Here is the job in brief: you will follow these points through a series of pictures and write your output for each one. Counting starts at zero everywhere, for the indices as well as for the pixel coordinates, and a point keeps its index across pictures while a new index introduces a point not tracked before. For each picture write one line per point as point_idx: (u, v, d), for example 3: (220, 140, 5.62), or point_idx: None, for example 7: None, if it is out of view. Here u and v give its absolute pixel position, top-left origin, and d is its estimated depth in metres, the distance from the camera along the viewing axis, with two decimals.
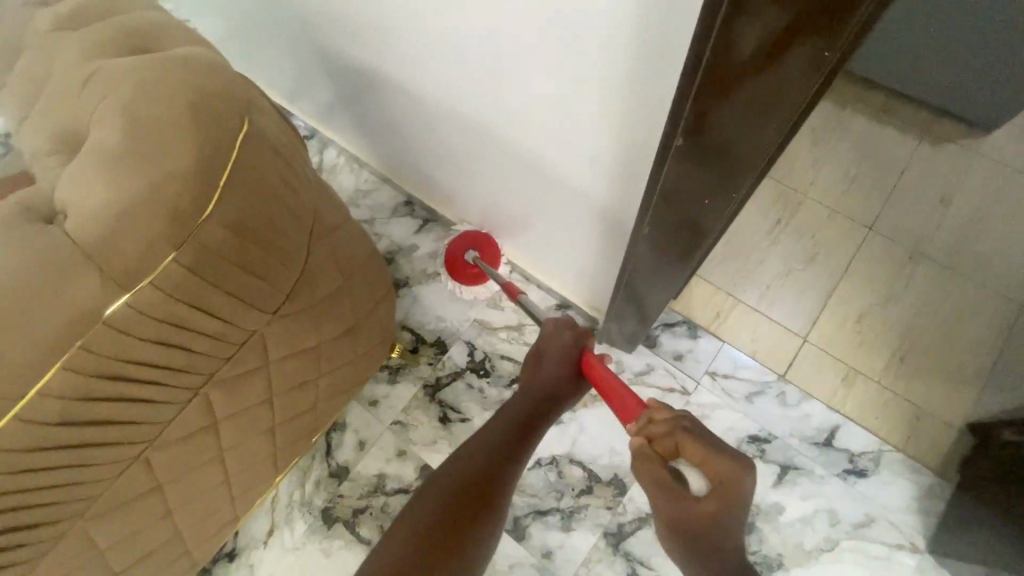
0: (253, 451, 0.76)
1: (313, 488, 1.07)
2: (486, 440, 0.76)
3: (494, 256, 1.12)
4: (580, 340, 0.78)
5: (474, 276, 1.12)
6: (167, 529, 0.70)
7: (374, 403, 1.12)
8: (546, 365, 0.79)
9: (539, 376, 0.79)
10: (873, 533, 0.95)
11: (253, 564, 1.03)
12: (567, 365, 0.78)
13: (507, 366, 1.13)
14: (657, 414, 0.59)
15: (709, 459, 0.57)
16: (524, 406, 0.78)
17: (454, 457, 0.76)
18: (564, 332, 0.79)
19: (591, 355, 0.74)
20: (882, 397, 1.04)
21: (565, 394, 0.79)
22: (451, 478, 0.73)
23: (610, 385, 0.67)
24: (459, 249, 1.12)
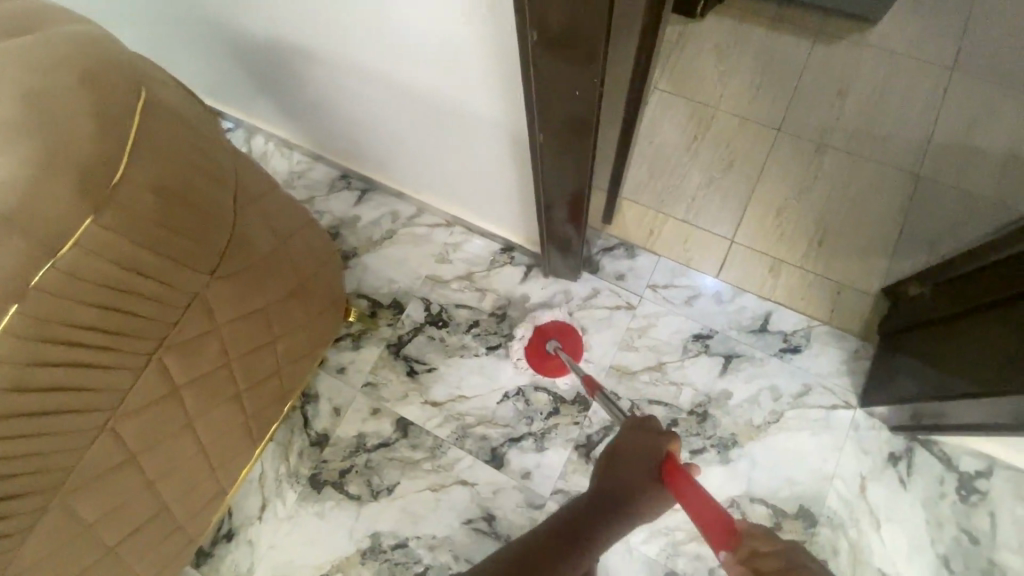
0: (223, 419, 0.80)
1: (297, 459, 1.11)
2: (547, 529, 0.72)
3: (576, 354, 1.10)
4: (659, 446, 0.72)
5: (548, 363, 1.08)
6: (151, 498, 0.73)
7: (342, 369, 1.16)
8: (621, 467, 0.73)
9: (613, 474, 0.74)
10: (812, 400, 1.05)
11: (252, 539, 1.07)
12: (645, 470, 0.72)
13: (463, 313, 1.18)
14: (761, 544, 0.51)
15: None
16: (591, 499, 0.73)
17: (513, 547, 0.71)
18: (644, 435, 0.74)
19: (672, 463, 0.68)
20: (805, 279, 1.13)
21: (642, 501, 0.71)
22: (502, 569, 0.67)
23: (692, 501, 0.61)
24: (549, 332, 1.11)
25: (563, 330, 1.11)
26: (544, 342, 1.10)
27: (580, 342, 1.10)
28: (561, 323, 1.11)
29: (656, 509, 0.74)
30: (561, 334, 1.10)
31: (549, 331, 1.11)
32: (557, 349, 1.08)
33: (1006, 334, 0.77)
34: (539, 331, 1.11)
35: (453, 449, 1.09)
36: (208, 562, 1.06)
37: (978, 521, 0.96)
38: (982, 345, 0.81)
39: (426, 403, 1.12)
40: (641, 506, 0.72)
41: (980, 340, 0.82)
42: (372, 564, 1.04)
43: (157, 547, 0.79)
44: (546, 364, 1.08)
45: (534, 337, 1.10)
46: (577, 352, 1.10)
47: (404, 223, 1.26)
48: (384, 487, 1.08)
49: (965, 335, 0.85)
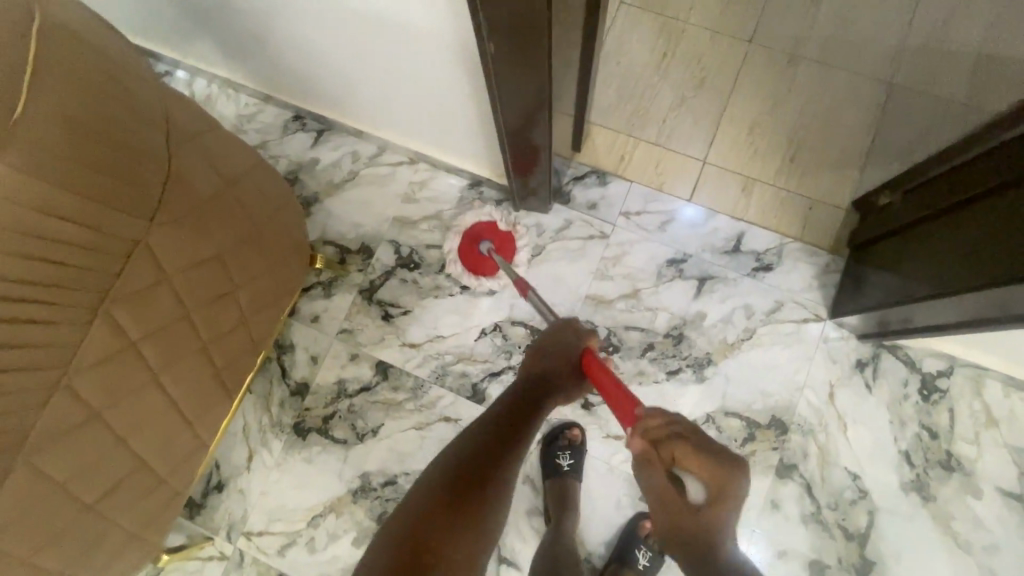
0: (190, 372, 0.78)
1: (279, 409, 1.11)
2: (487, 419, 0.76)
3: (508, 256, 1.09)
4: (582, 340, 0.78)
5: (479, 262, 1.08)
6: (127, 454, 0.73)
7: (315, 318, 1.14)
8: (547, 358, 0.79)
9: (542, 368, 0.78)
10: (784, 315, 1.07)
11: (242, 488, 1.08)
12: (570, 364, 0.77)
13: (435, 254, 1.15)
14: (649, 420, 0.56)
15: (701, 464, 0.53)
16: (519, 386, 0.78)
17: (436, 469, 0.72)
18: (568, 331, 0.79)
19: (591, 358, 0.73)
20: (778, 197, 1.12)
21: (568, 387, 0.78)
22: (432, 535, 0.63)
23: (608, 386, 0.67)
24: (482, 232, 1.09)
25: (498, 233, 1.10)
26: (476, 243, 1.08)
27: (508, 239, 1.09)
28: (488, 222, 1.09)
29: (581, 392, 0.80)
30: (494, 235, 1.09)
31: (482, 233, 1.09)
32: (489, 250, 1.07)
33: (977, 235, 0.76)
34: (477, 228, 1.10)
35: (434, 387, 1.10)
36: (202, 513, 1.07)
37: (938, 417, 1.01)
38: (947, 249, 0.81)
39: (404, 345, 1.12)
40: (568, 393, 0.78)
41: (946, 244, 0.82)
42: (363, 502, 1.06)
43: (142, 501, 0.79)
44: (473, 258, 1.09)
45: (466, 240, 1.09)
46: (511, 255, 1.09)
47: (365, 163, 1.20)
48: (369, 430, 1.09)
49: (931, 240, 0.85)
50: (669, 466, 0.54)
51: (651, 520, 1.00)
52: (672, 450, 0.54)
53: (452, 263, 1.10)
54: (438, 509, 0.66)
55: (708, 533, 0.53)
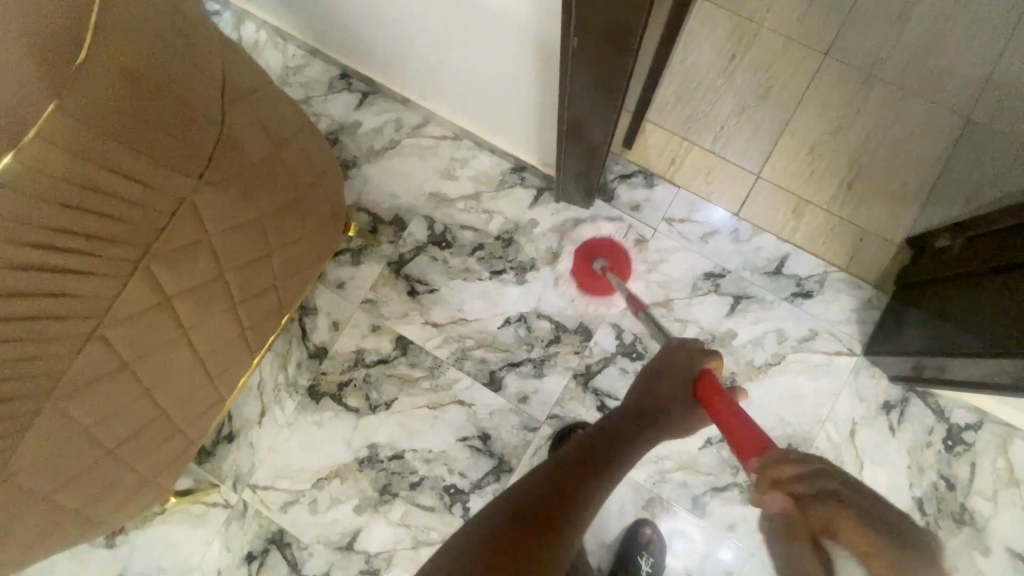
0: (218, 329, 0.78)
1: (295, 369, 1.11)
2: (587, 437, 0.71)
3: (623, 273, 1.08)
4: (706, 360, 0.78)
5: (595, 282, 1.07)
6: (149, 404, 0.73)
7: (341, 285, 1.13)
8: (659, 378, 0.79)
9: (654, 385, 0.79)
10: (817, 345, 1.04)
11: (252, 442, 1.10)
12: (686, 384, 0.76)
13: (469, 236, 1.13)
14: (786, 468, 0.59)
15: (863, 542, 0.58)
16: (621, 413, 0.77)
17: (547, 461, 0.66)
18: (683, 351, 0.80)
19: (708, 380, 0.73)
20: (829, 223, 1.08)
21: (676, 414, 0.76)
22: (549, 494, 0.59)
23: (726, 414, 0.67)
24: (598, 248, 1.09)
25: (613, 249, 1.09)
26: (591, 259, 1.08)
27: (624, 252, 1.09)
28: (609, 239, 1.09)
29: (691, 427, 0.78)
30: (610, 253, 1.09)
31: (599, 249, 1.09)
32: (604, 268, 1.07)
33: None
34: (592, 243, 1.10)
35: (452, 369, 1.09)
36: (210, 461, 1.09)
37: (958, 469, 0.99)
38: (999, 304, 0.79)
39: (426, 323, 1.11)
40: (682, 420, 0.77)
41: (999, 299, 0.79)
42: (369, 472, 1.07)
43: (159, 449, 0.80)
44: (589, 281, 1.08)
45: (580, 255, 1.09)
46: (625, 271, 1.08)
47: (408, 133, 1.17)
48: (382, 403, 1.09)
49: (982, 293, 0.83)
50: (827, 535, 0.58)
51: (651, 527, 1.01)
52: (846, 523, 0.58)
53: (565, 283, 1.09)
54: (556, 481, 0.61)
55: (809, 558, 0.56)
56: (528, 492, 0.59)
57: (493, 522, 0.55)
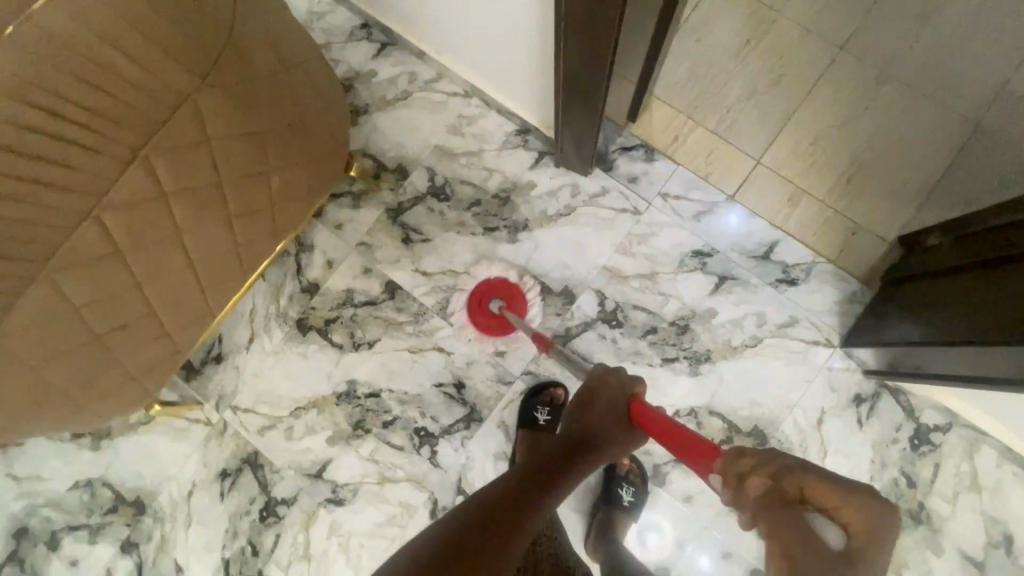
0: (212, 239, 0.81)
1: (287, 301, 1.15)
2: (523, 467, 0.66)
3: (520, 312, 1.07)
4: (633, 386, 0.80)
5: (487, 320, 1.07)
6: (140, 299, 0.77)
7: (339, 225, 1.17)
8: (592, 403, 0.77)
9: (589, 412, 0.76)
10: (795, 332, 1.05)
11: (238, 365, 1.14)
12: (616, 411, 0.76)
13: (467, 191, 1.16)
14: (740, 464, 0.57)
15: (846, 503, 0.49)
16: (561, 438, 0.72)
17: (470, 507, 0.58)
18: (609, 377, 0.80)
19: (639, 406, 0.75)
20: (823, 214, 1.08)
21: (615, 440, 0.74)
22: (479, 541, 0.54)
23: (670, 434, 0.70)
24: (493, 290, 1.08)
25: (508, 288, 1.08)
26: (484, 301, 1.08)
27: (515, 288, 1.08)
28: (505, 283, 1.08)
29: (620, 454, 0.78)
30: (506, 293, 1.08)
31: (496, 289, 1.08)
32: (500, 308, 1.07)
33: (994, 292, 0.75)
34: (488, 284, 1.10)
35: (436, 318, 1.12)
36: (198, 379, 1.14)
37: (921, 469, 0.99)
38: (963, 300, 0.80)
39: (416, 271, 1.14)
40: (614, 446, 0.75)
41: (963, 296, 0.81)
42: (345, 406, 1.11)
43: (147, 349, 0.84)
44: (483, 322, 1.08)
45: (475, 295, 1.08)
46: (522, 309, 1.08)
47: (420, 87, 1.20)
48: (365, 342, 1.12)
49: (951, 289, 0.84)
50: (802, 504, 0.51)
51: (630, 456, 1.03)
52: (803, 479, 0.52)
53: (461, 324, 1.08)
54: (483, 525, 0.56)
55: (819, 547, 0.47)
56: (457, 533, 0.54)
57: None
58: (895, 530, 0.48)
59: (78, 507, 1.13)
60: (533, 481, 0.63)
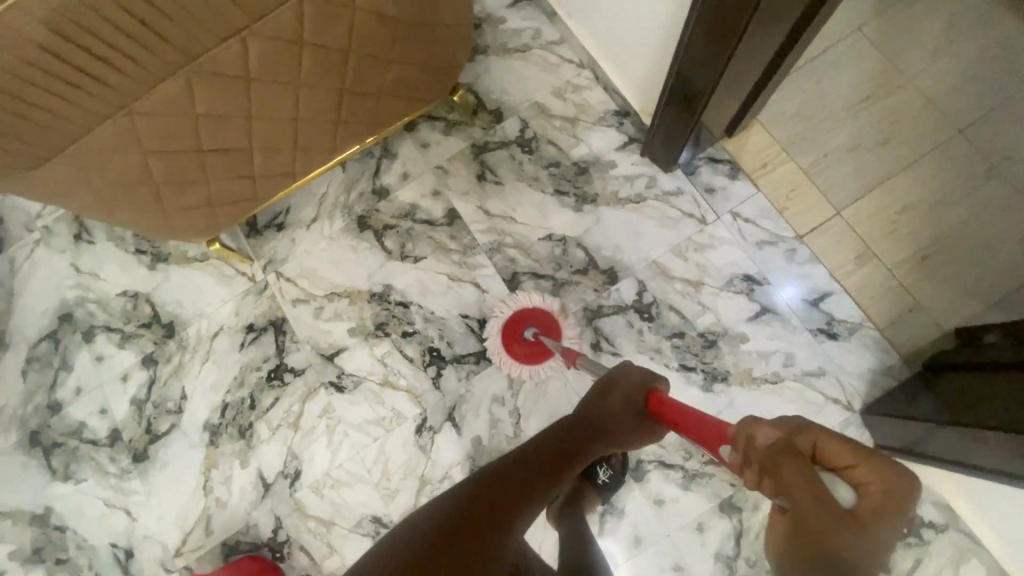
0: (320, 103, 0.89)
1: (356, 196, 1.23)
2: (529, 447, 0.70)
3: (557, 337, 1.09)
4: (653, 380, 0.77)
5: (528, 349, 1.09)
6: (244, 131, 0.85)
7: (425, 145, 1.24)
8: (608, 392, 0.77)
9: (604, 401, 0.77)
10: (819, 384, 1.04)
11: (295, 238, 1.22)
12: (632, 403, 0.75)
13: (551, 152, 1.20)
14: (753, 426, 0.49)
15: (861, 459, 0.43)
16: (571, 425, 0.75)
17: (481, 472, 0.64)
18: (635, 371, 0.78)
19: (658, 398, 0.73)
20: (885, 282, 1.07)
21: (625, 437, 0.75)
22: (485, 507, 0.58)
23: (680, 425, 0.66)
24: (529, 317, 1.10)
25: (544, 317, 1.11)
26: (520, 328, 1.10)
27: (552, 315, 1.10)
28: (534, 307, 1.11)
29: (636, 443, 0.77)
30: (538, 319, 1.10)
31: (527, 317, 1.10)
32: (536, 334, 1.08)
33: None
34: (523, 312, 1.12)
35: (483, 255, 1.17)
36: (256, 238, 1.23)
37: (901, 559, 0.96)
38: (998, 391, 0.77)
39: (480, 208, 1.19)
40: (626, 440, 0.76)
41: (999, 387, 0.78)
42: (374, 306, 1.17)
43: (230, 182, 0.93)
44: (523, 352, 1.09)
45: (511, 320, 1.10)
46: (558, 335, 1.09)
47: (541, 45, 1.25)
48: (412, 255, 1.18)
49: (991, 380, 0.81)
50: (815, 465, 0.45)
51: None
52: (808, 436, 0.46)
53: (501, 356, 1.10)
54: (488, 493, 0.60)
55: (842, 528, 0.39)
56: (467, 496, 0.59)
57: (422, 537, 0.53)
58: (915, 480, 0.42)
59: (118, 313, 1.24)
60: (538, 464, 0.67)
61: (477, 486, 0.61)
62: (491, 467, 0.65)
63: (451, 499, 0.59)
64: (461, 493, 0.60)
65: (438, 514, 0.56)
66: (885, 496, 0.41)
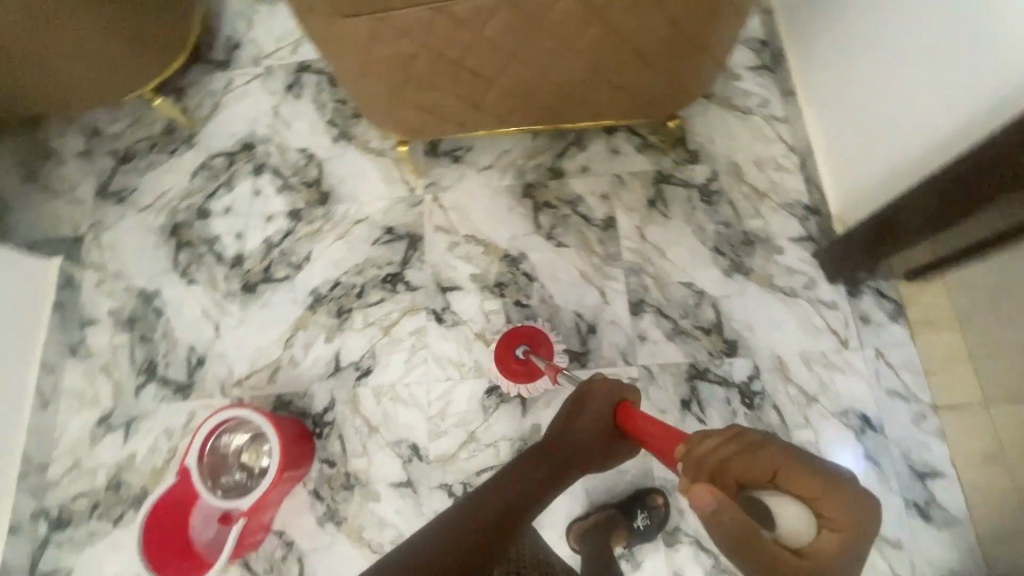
0: (568, 73, 0.96)
1: (533, 166, 1.29)
2: (524, 462, 0.82)
3: (547, 356, 1.11)
4: (623, 392, 0.94)
5: (517, 367, 1.10)
6: (498, 66, 0.94)
7: (614, 151, 1.27)
8: (586, 405, 0.92)
9: (585, 415, 0.92)
10: (891, 552, 0.99)
11: (463, 175, 1.30)
12: (608, 417, 0.91)
13: (726, 211, 1.21)
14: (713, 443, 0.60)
15: (812, 485, 0.53)
16: (558, 440, 0.88)
17: (487, 486, 0.75)
18: (606, 383, 0.95)
19: (626, 409, 0.89)
20: (1006, 496, 0.99)
21: (603, 448, 0.90)
22: (495, 512, 0.70)
23: (644, 428, 0.81)
24: (521, 335, 1.12)
25: (534, 334, 1.13)
26: (513, 345, 1.11)
27: (545, 335, 1.12)
28: (528, 327, 1.13)
29: (610, 455, 0.92)
30: (531, 337, 1.12)
31: (521, 335, 1.12)
32: (526, 353, 1.10)
33: None
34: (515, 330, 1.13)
35: (619, 270, 1.19)
36: (431, 159, 1.32)
37: None
38: None
39: (636, 229, 1.21)
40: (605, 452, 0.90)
41: None
42: (503, 265, 1.22)
43: (456, 102, 1.02)
44: (513, 371, 1.10)
45: (506, 337, 1.12)
46: (548, 353, 1.11)
47: (764, 115, 1.26)
48: (556, 239, 1.23)
49: None
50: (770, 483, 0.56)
51: (663, 497, 1.02)
52: (770, 461, 0.56)
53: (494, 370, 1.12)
54: (496, 503, 0.71)
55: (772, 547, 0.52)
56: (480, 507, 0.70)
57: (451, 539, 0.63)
58: (865, 504, 0.52)
59: (292, 165, 1.38)
60: (534, 478, 0.79)
61: (489, 501, 0.71)
62: (494, 481, 0.76)
63: (465, 508, 0.70)
64: (472, 504, 0.71)
65: (452, 522, 0.67)
66: (815, 519, 0.53)
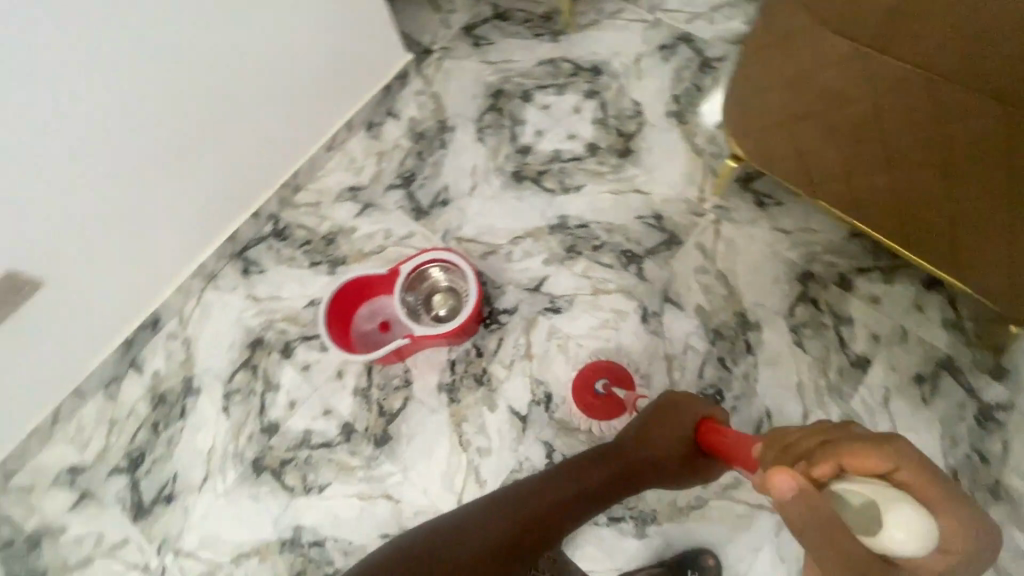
0: (979, 208, 0.82)
1: (826, 259, 1.19)
2: (577, 463, 0.83)
3: (628, 388, 1.13)
4: (705, 409, 0.92)
5: (598, 403, 1.12)
6: (921, 150, 0.82)
7: (918, 305, 1.13)
8: (663, 417, 0.91)
9: (661, 427, 0.90)
10: None
11: (756, 220, 1.24)
12: (689, 434, 0.89)
13: (991, 445, 1.04)
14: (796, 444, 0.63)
15: (903, 475, 0.52)
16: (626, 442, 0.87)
17: (534, 481, 0.78)
18: (687, 400, 0.93)
19: (709, 426, 0.87)
20: None
21: (679, 465, 0.88)
22: (537, 510, 0.73)
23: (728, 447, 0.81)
24: (600, 370, 1.15)
25: (609, 368, 1.15)
26: (591, 380, 1.14)
27: (620, 368, 1.15)
28: (598, 362, 1.16)
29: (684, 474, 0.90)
30: (607, 372, 1.14)
31: (597, 370, 1.15)
32: (605, 387, 1.13)
33: None
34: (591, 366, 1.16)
35: (838, 410, 1.10)
36: (734, 187, 1.28)
37: None
38: None
39: (882, 389, 1.10)
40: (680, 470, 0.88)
41: None
42: (731, 320, 1.18)
43: (835, 153, 0.92)
44: (595, 407, 1.12)
45: (584, 373, 1.15)
46: (629, 384, 1.13)
47: None
48: (798, 338, 1.15)
49: None
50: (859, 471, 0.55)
51: None
52: (872, 459, 0.54)
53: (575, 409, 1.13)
54: (543, 503, 0.74)
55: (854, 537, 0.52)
56: (524, 501, 0.74)
57: (485, 533, 0.67)
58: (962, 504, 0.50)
59: (620, 108, 1.42)
60: (591, 483, 0.80)
61: (537, 501, 0.74)
62: (547, 476, 0.79)
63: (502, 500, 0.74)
64: (515, 497, 0.75)
65: (484, 511, 0.72)
66: (933, 522, 0.49)
